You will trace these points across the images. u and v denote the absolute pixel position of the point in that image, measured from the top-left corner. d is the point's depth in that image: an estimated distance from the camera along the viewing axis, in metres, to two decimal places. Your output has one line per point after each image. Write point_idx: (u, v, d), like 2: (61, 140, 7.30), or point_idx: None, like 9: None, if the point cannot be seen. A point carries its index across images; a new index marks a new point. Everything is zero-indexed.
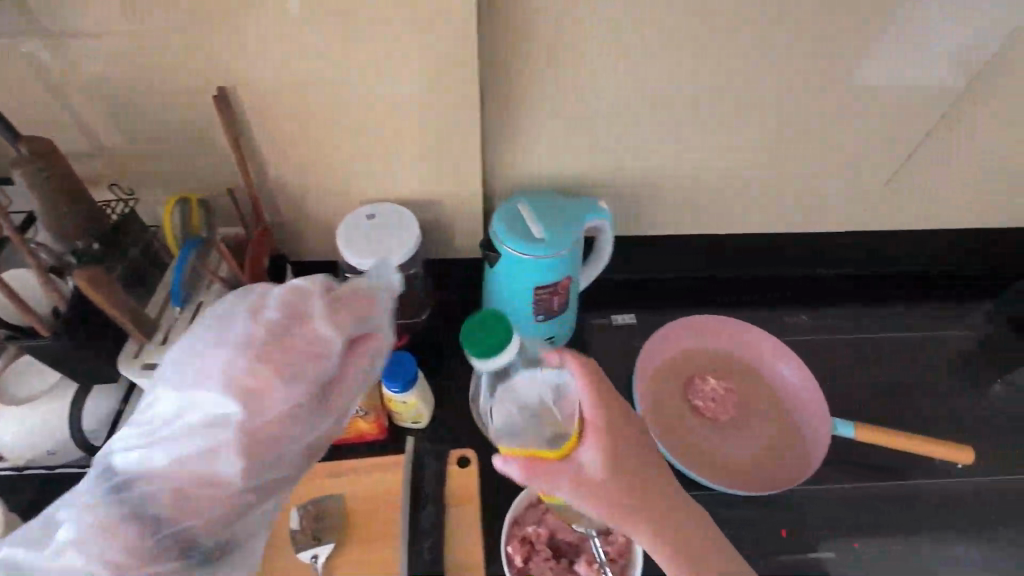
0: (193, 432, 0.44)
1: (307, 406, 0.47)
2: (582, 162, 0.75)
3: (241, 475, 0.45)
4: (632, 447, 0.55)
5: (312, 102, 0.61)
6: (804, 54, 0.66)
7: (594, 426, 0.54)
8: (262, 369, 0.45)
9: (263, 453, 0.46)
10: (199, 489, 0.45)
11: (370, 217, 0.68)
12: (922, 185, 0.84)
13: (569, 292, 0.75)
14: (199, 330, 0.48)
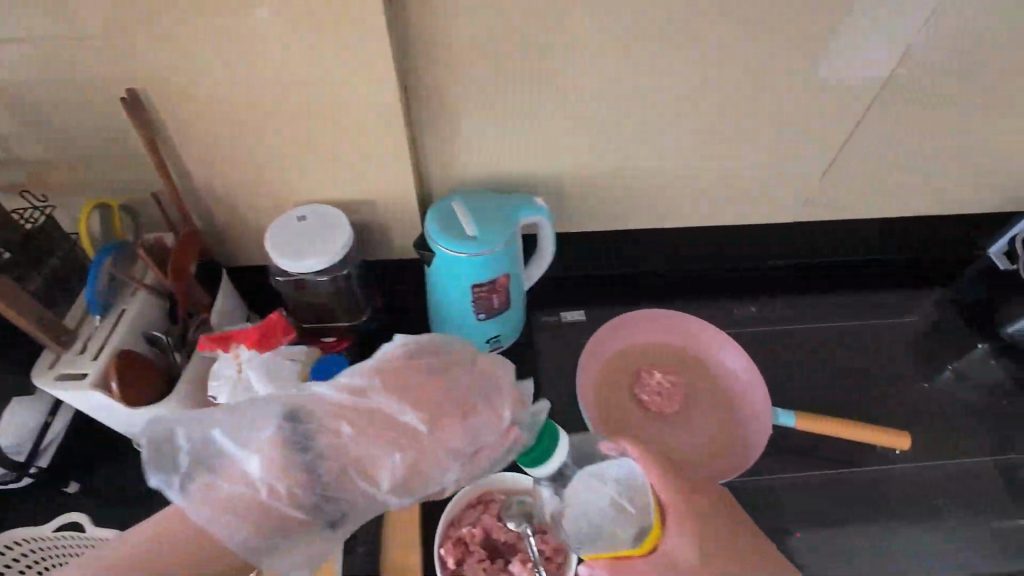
0: (400, 427, 0.45)
1: (486, 458, 0.48)
2: (524, 161, 0.75)
3: (387, 472, 0.44)
4: (706, 526, 0.57)
5: (240, 104, 0.60)
6: (757, 64, 0.66)
7: (678, 516, 0.54)
8: (457, 411, 0.46)
9: (419, 470, 0.45)
10: (354, 472, 0.44)
11: (301, 219, 0.67)
12: (876, 184, 0.85)
13: (510, 289, 0.74)
14: (462, 389, 0.47)
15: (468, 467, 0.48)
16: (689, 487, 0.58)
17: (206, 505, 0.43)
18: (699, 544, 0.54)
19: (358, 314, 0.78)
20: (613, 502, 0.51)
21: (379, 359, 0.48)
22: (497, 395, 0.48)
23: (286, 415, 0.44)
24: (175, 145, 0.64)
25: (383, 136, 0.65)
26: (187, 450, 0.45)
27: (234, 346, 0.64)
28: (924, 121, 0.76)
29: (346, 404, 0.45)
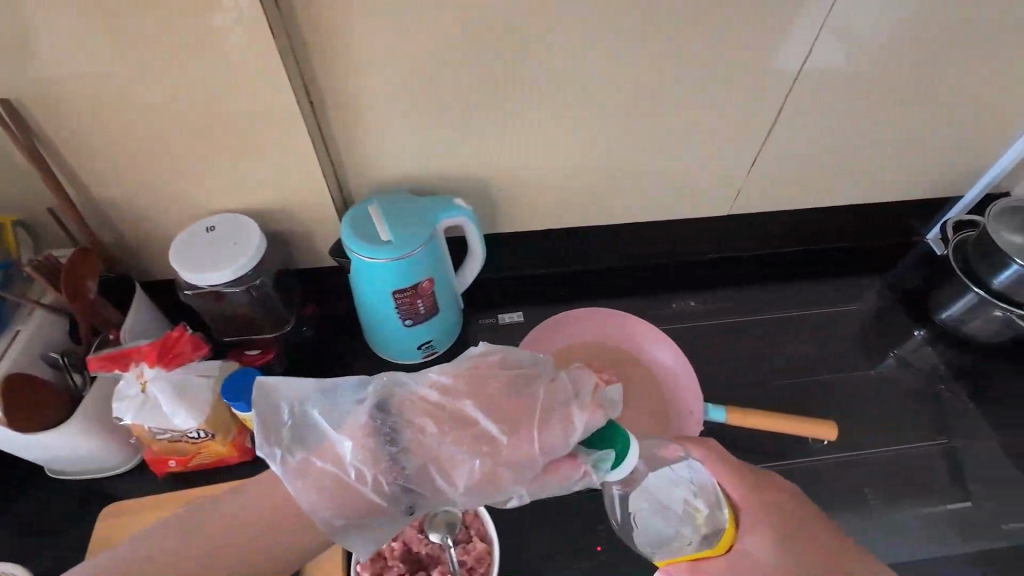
0: (484, 433, 0.46)
1: (562, 480, 0.47)
2: (443, 161, 0.74)
3: (463, 476, 0.45)
4: (794, 525, 0.55)
5: (134, 115, 0.60)
6: (660, 65, 0.68)
7: (754, 515, 0.54)
8: (535, 426, 0.46)
9: (491, 480, 0.46)
10: (437, 470, 0.45)
11: (210, 230, 0.67)
12: (799, 176, 0.86)
13: (435, 293, 0.73)
14: (575, 406, 0.47)
15: (542, 487, 0.47)
16: (773, 485, 0.57)
17: (302, 477, 0.45)
18: (783, 541, 0.53)
19: (281, 325, 0.77)
20: (687, 503, 0.53)
21: (466, 366, 0.49)
22: (578, 408, 0.47)
23: (380, 408, 0.46)
24: (77, 160, 0.63)
25: (288, 139, 0.64)
26: (290, 421, 0.46)
27: (133, 364, 0.61)
28: (842, 105, 0.77)
29: (435, 403, 0.47)
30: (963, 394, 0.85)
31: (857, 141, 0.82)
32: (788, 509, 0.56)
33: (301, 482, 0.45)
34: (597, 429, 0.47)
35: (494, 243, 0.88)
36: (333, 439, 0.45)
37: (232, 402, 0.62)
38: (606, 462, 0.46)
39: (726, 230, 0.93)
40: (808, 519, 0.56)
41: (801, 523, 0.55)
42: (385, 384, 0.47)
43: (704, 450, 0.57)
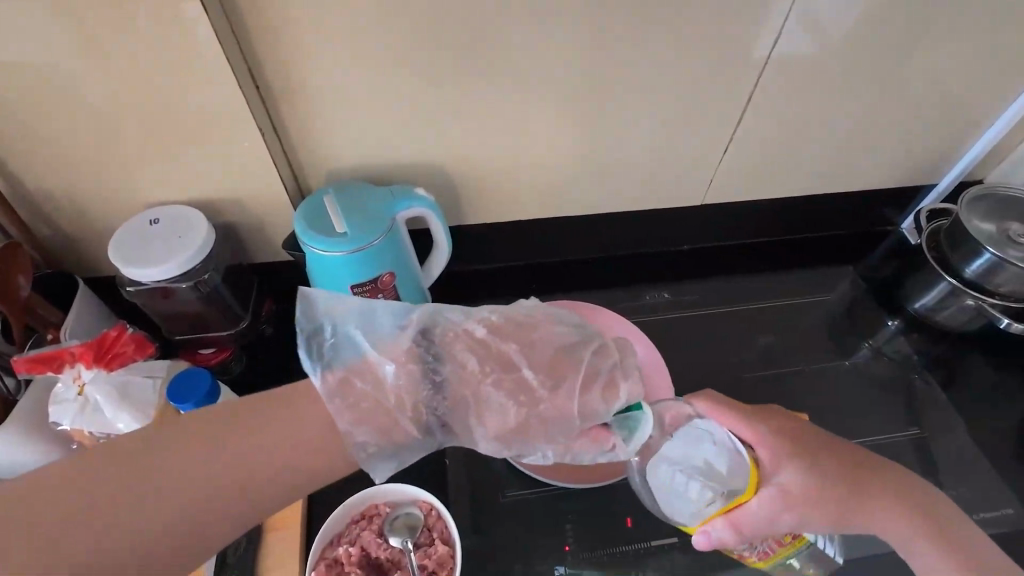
0: (526, 379, 0.47)
1: (595, 446, 0.49)
2: (403, 150, 0.72)
3: (496, 420, 0.46)
4: (809, 447, 0.55)
5: (65, 106, 0.56)
6: (625, 50, 0.66)
7: (770, 442, 0.55)
8: (579, 379, 0.47)
9: (526, 423, 0.47)
10: (473, 408, 0.46)
11: (154, 222, 0.64)
12: (771, 166, 0.85)
13: (397, 288, 0.70)
14: (625, 376, 0.49)
15: (577, 446, 0.49)
16: (774, 419, 0.56)
17: (340, 396, 0.45)
18: (810, 461, 0.54)
19: (238, 321, 0.75)
20: (709, 463, 0.53)
21: (515, 312, 0.49)
22: (624, 374, 0.49)
23: (425, 335, 0.47)
24: (5, 152, 0.59)
25: (234, 126, 0.60)
26: (333, 339, 0.46)
27: (69, 366, 0.59)
28: (813, 93, 0.75)
29: (480, 343, 0.47)
30: (934, 383, 0.85)
31: (830, 130, 0.81)
32: (802, 433, 0.56)
33: (338, 402, 0.45)
34: (635, 401, 0.49)
35: (464, 236, 0.85)
36: (377, 364, 0.45)
37: (176, 401, 0.59)
38: (632, 424, 0.49)
39: (700, 220, 0.92)
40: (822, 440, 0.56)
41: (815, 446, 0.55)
42: (431, 318, 0.48)
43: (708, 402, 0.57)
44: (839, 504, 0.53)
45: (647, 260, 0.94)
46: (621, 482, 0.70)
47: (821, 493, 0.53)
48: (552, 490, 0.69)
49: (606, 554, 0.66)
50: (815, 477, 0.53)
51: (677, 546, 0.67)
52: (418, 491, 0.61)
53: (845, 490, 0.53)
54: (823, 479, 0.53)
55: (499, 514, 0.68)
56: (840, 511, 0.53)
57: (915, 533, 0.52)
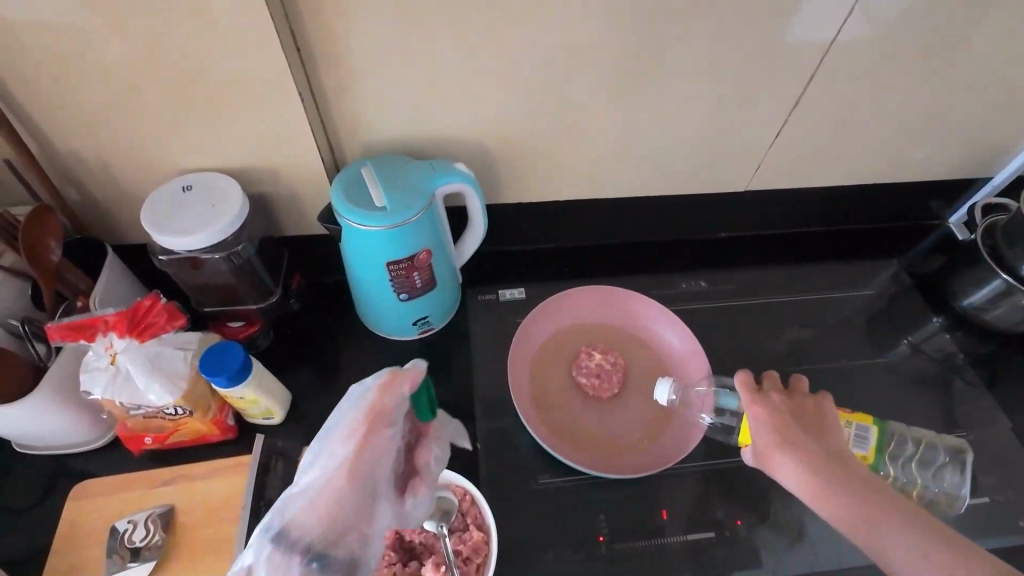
0: (329, 430, 0.44)
1: (393, 391, 0.43)
2: (442, 123, 0.69)
3: (379, 464, 0.42)
4: (815, 430, 0.53)
5: (97, 65, 0.53)
6: (681, 26, 0.62)
7: (770, 417, 0.54)
8: (329, 430, 0.44)
9: (370, 431, 0.42)
10: (359, 486, 0.41)
11: (187, 189, 0.62)
12: (821, 153, 0.81)
13: (433, 266, 0.68)
14: (349, 396, 0.45)
15: (391, 404, 0.43)
16: (784, 404, 0.55)
17: None
18: (805, 436, 0.52)
19: (267, 295, 0.72)
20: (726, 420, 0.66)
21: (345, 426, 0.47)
22: (356, 389, 0.45)
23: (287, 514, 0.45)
24: (38, 112, 0.57)
25: (273, 92, 0.58)
26: None
27: (101, 335, 0.57)
28: (873, 81, 0.72)
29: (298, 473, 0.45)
30: (978, 384, 0.82)
31: (887, 118, 0.77)
32: (809, 415, 0.55)
33: None
34: (356, 399, 0.44)
35: (498, 216, 0.82)
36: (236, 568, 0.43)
37: (207, 374, 0.57)
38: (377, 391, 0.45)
39: (742, 207, 0.88)
40: (832, 431, 0.54)
41: (821, 432, 0.53)
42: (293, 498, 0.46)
43: (744, 379, 0.57)
44: (826, 480, 0.48)
45: (685, 248, 0.91)
46: (656, 475, 0.68)
47: (809, 468, 0.50)
48: (585, 479, 0.68)
49: (640, 546, 0.64)
50: (808, 451, 0.51)
51: (712, 541, 0.65)
52: (453, 476, 0.59)
53: (834, 471, 0.49)
54: (797, 448, 0.51)
55: (531, 498, 0.67)
56: (823, 488, 0.48)
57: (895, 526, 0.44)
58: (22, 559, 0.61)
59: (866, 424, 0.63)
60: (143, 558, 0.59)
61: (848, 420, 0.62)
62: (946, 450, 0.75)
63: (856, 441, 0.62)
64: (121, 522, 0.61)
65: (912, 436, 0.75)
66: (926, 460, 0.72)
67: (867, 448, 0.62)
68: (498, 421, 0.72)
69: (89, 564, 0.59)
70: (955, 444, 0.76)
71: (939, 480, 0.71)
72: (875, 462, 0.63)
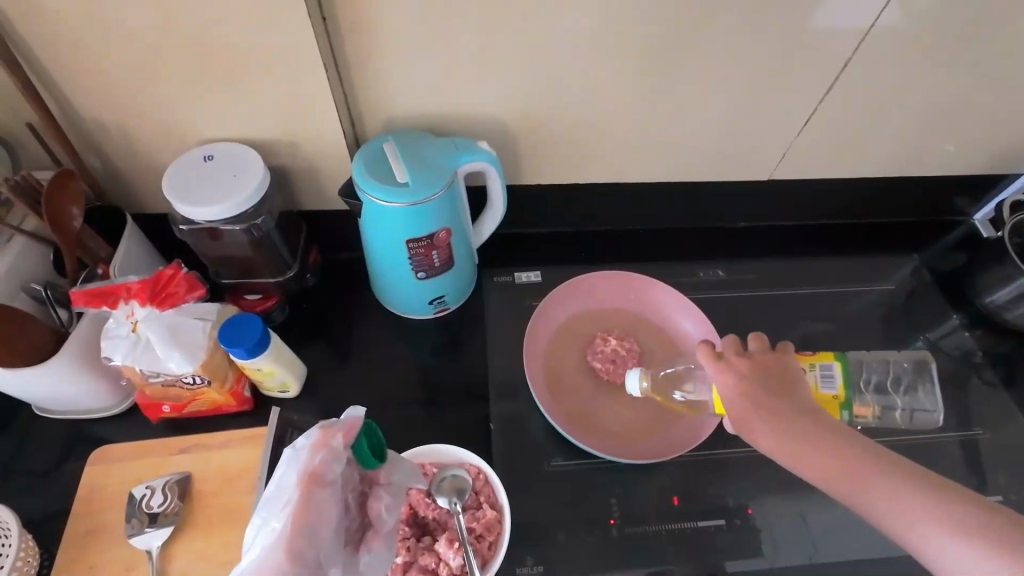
0: (270, 497, 0.46)
1: (325, 449, 0.46)
2: (467, 100, 0.67)
3: (319, 523, 0.44)
4: (782, 387, 0.51)
5: (122, 29, 0.53)
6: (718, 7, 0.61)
7: (738, 387, 0.52)
8: (267, 506, 0.45)
9: (309, 492, 0.44)
10: (301, 550, 0.43)
11: (208, 159, 0.62)
12: (850, 144, 0.79)
13: (452, 245, 0.68)
14: (282, 466, 0.46)
15: (325, 462, 0.45)
16: (748, 369, 0.53)
17: None
18: (773, 392, 0.51)
19: (285, 270, 0.72)
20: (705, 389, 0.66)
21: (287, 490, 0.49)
22: (285, 459, 0.47)
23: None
24: (63, 77, 0.57)
25: (298, 63, 0.57)
26: None
27: (124, 302, 0.58)
28: (908, 71, 0.70)
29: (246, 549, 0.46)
30: (996, 383, 0.81)
31: (922, 108, 0.75)
32: (773, 368, 0.53)
33: None
34: (287, 470, 0.46)
35: (518, 196, 0.81)
36: None
37: (227, 345, 0.58)
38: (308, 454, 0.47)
39: (763, 198, 0.87)
40: (799, 382, 0.52)
41: (789, 388, 0.51)
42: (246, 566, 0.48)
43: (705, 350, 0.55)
44: (800, 439, 0.47)
45: (704, 235, 0.90)
46: (668, 462, 0.68)
47: (788, 434, 0.48)
48: (598, 463, 0.68)
49: (650, 530, 0.65)
50: (777, 407, 0.50)
51: (722, 528, 0.66)
52: (468, 455, 0.60)
53: (807, 429, 0.48)
54: (771, 415, 0.49)
55: (542, 480, 0.67)
56: (797, 445, 0.47)
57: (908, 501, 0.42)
58: (45, 520, 0.63)
59: (830, 362, 0.59)
60: (159, 525, 0.60)
61: (810, 362, 0.59)
62: (909, 363, 0.80)
63: (823, 382, 0.58)
64: (140, 488, 0.62)
65: (876, 360, 0.79)
66: (899, 381, 0.76)
67: (836, 386, 0.58)
68: (512, 403, 0.72)
69: (109, 527, 0.61)
70: (918, 356, 0.82)
71: (914, 400, 0.75)
72: (848, 400, 0.59)
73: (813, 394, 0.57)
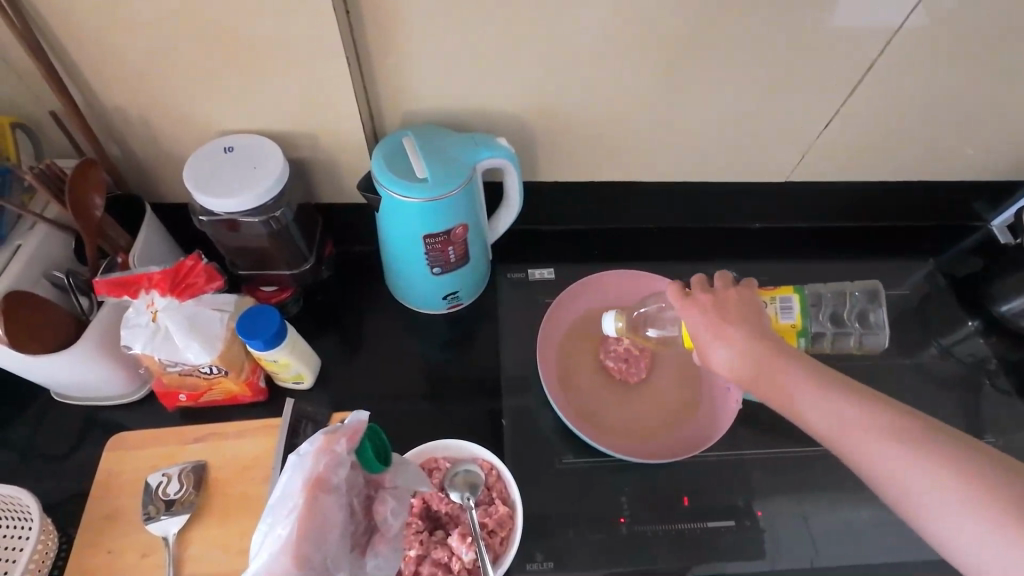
0: (275, 504, 0.46)
1: (329, 454, 0.46)
2: (486, 96, 0.67)
3: (325, 528, 0.45)
4: (744, 314, 0.53)
5: (146, 19, 0.53)
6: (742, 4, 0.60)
7: (703, 319, 0.53)
8: (274, 512, 0.46)
9: (313, 498, 0.45)
10: (308, 555, 0.43)
11: (228, 150, 0.62)
12: (869, 145, 0.78)
13: (468, 241, 0.68)
14: (286, 473, 0.47)
15: (329, 467, 0.46)
16: (711, 300, 0.54)
17: None
18: (734, 320, 0.53)
19: (301, 262, 0.73)
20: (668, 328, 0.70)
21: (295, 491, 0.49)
22: (289, 464, 0.47)
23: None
24: (86, 65, 0.57)
25: (321, 56, 0.57)
26: None
27: (144, 292, 0.58)
28: (932, 72, 0.69)
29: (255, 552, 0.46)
30: (1009, 391, 0.81)
31: (945, 111, 0.74)
32: (734, 298, 0.54)
33: None
34: (292, 475, 0.46)
35: (533, 193, 0.81)
36: None
37: (245, 337, 0.58)
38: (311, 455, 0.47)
39: (778, 199, 0.86)
40: (759, 310, 0.54)
41: (749, 315, 0.53)
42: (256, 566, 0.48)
43: (677, 289, 0.56)
44: (763, 364, 0.49)
45: (704, 235, 0.90)
46: (679, 462, 0.69)
47: (754, 360, 0.50)
48: (608, 462, 0.69)
49: (659, 529, 0.65)
50: (738, 335, 0.52)
51: (731, 529, 0.66)
52: (481, 450, 0.61)
53: (769, 354, 0.50)
54: (733, 340, 0.51)
55: (553, 477, 0.68)
56: (756, 369, 0.49)
57: (910, 447, 0.42)
58: (63, 504, 0.64)
59: (789, 295, 0.62)
60: (174, 514, 0.60)
61: (770, 295, 0.62)
62: (863, 293, 0.83)
63: (782, 313, 0.61)
64: (156, 475, 0.62)
65: (832, 292, 0.82)
66: (852, 309, 0.80)
67: (793, 317, 0.61)
68: (524, 400, 0.72)
69: (126, 512, 0.61)
70: (870, 287, 0.85)
71: (863, 325, 0.78)
72: (805, 329, 0.62)
73: (773, 325, 0.61)
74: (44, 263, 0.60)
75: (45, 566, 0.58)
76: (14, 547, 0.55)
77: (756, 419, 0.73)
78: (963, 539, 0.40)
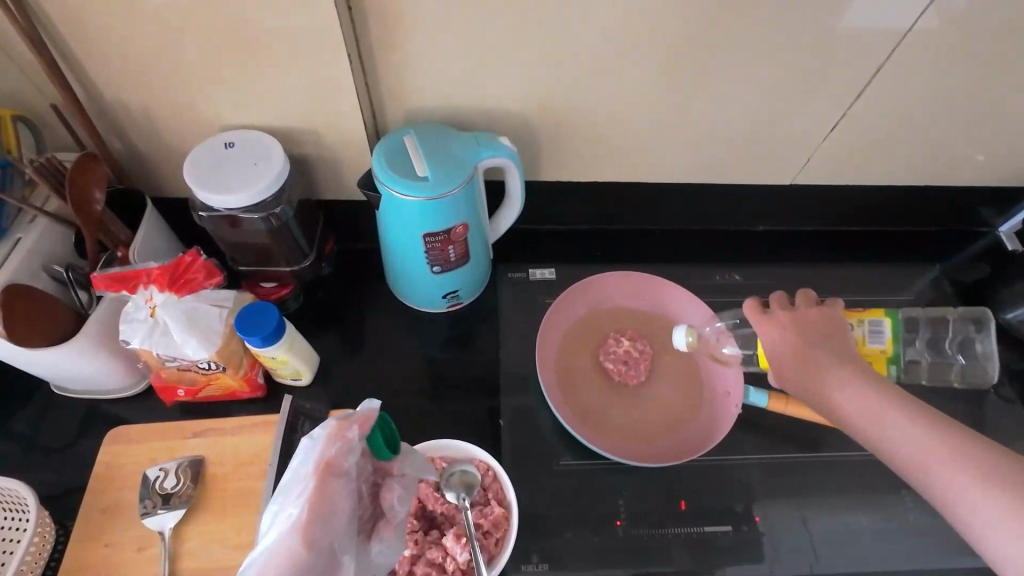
0: (286, 484, 0.46)
1: (341, 440, 0.46)
2: (488, 94, 0.67)
3: (333, 513, 0.45)
4: (828, 339, 0.53)
5: (148, 14, 0.52)
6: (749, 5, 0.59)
7: (783, 338, 0.54)
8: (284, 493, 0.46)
9: (323, 483, 0.45)
10: (316, 539, 0.43)
11: (229, 146, 0.62)
12: (876, 149, 0.78)
13: (468, 240, 0.67)
14: (298, 455, 0.47)
15: (340, 453, 0.46)
16: (793, 319, 0.55)
17: None
18: (817, 343, 0.53)
19: (301, 259, 0.73)
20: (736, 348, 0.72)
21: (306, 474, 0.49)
22: (302, 447, 0.47)
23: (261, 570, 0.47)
24: (87, 58, 0.56)
25: (323, 54, 0.56)
26: None
27: (143, 287, 0.58)
28: (944, 74, 0.68)
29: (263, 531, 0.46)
30: (1014, 399, 0.79)
31: (954, 116, 0.73)
32: (816, 321, 0.54)
33: None
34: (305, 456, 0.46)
35: (534, 193, 0.81)
36: None
37: (244, 334, 0.58)
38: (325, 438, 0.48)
39: (783, 201, 0.86)
40: (845, 335, 0.54)
41: (832, 340, 0.53)
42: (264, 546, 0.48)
43: (753, 306, 0.57)
44: (842, 385, 0.49)
45: (704, 236, 0.89)
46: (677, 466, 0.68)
47: (833, 381, 0.50)
48: (606, 464, 0.68)
49: (657, 532, 0.65)
50: (817, 356, 0.52)
51: (729, 534, 0.65)
52: (478, 451, 0.61)
53: (853, 378, 0.49)
54: (812, 361, 0.51)
55: (551, 478, 0.68)
56: (831, 390, 0.50)
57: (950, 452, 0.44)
58: (60, 497, 0.64)
59: (880, 318, 0.61)
60: (170, 509, 0.60)
61: (859, 318, 0.61)
62: (964, 318, 0.84)
63: (871, 337, 0.61)
64: (154, 470, 0.63)
65: (931, 316, 0.83)
66: (954, 337, 0.81)
67: (883, 342, 0.61)
68: (522, 401, 0.72)
69: (124, 506, 0.62)
70: (974, 312, 0.85)
71: (965, 357, 0.80)
72: (895, 355, 0.62)
73: (861, 348, 0.60)
74: (43, 257, 0.60)
75: (42, 558, 0.58)
76: (11, 539, 0.56)
77: (755, 423, 0.72)
78: (992, 543, 0.41)
